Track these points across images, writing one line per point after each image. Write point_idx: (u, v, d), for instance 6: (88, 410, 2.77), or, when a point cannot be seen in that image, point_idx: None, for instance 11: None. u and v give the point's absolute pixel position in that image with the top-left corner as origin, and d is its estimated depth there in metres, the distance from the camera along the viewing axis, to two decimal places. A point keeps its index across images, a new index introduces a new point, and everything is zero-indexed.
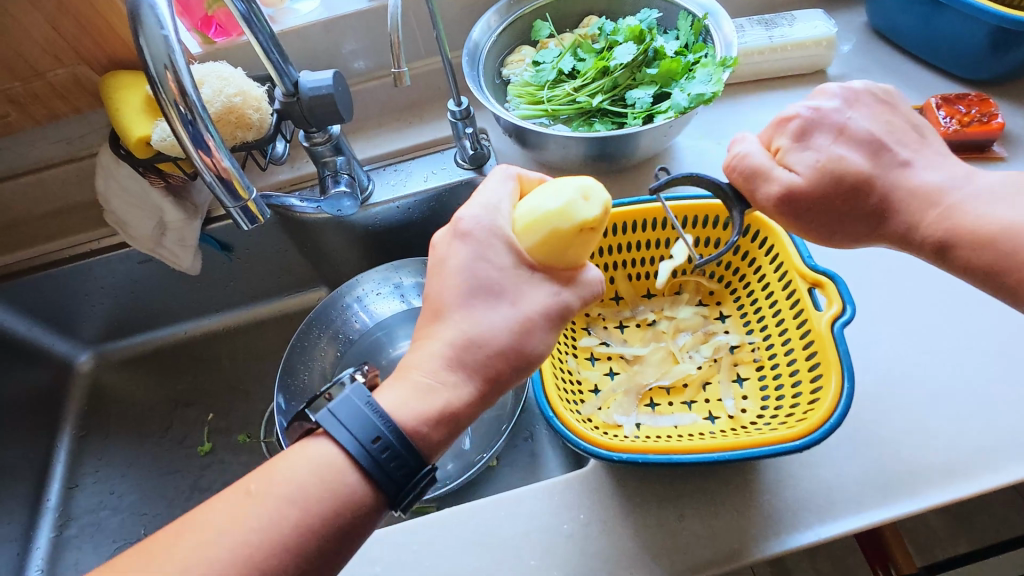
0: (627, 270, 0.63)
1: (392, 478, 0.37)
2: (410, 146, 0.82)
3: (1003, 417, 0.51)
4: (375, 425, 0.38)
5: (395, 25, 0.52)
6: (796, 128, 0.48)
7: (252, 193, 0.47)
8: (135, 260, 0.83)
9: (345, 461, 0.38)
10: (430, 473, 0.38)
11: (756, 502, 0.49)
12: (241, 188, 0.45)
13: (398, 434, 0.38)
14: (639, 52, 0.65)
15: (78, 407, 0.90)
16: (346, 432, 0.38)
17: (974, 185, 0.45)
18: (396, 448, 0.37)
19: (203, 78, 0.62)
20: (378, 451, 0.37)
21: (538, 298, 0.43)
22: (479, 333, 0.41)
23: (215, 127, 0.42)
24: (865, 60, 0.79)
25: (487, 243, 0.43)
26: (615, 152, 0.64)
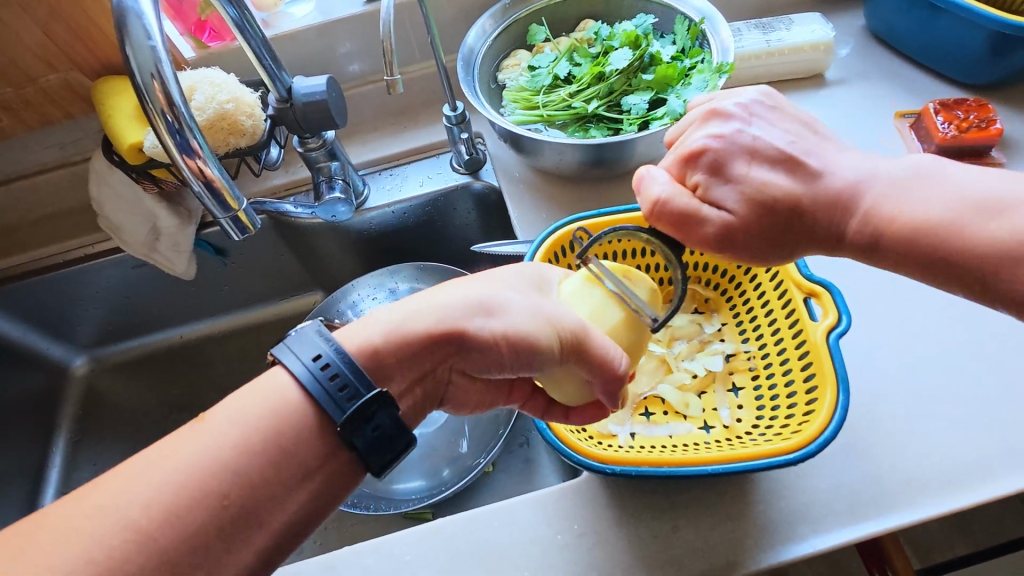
0: None
1: (351, 417, 0.35)
2: (406, 150, 0.82)
3: (999, 428, 0.51)
4: (344, 371, 0.36)
5: (387, 30, 0.51)
6: (707, 163, 0.47)
7: (243, 203, 0.46)
8: (130, 265, 0.83)
9: (301, 396, 0.36)
10: (393, 414, 0.36)
11: (752, 514, 0.49)
12: (230, 198, 0.44)
13: (349, 364, 0.36)
14: (634, 57, 0.64)
15: (73, 411, 0.90)
16: (310, 372, 0.36)
17: (880, 178, 0.44)
18: (349, 379, 0.36)
19: (195, 84, 0.62)
20: (345, 398, 0.35)
21: (573, 315, 0.42)
22: (502, 312, 0.41)
23: (204, 137, 0.41)
24: (863, 63, 0.78)
25: (532, 274, 0.46)
26: (611, 158, 0.63)
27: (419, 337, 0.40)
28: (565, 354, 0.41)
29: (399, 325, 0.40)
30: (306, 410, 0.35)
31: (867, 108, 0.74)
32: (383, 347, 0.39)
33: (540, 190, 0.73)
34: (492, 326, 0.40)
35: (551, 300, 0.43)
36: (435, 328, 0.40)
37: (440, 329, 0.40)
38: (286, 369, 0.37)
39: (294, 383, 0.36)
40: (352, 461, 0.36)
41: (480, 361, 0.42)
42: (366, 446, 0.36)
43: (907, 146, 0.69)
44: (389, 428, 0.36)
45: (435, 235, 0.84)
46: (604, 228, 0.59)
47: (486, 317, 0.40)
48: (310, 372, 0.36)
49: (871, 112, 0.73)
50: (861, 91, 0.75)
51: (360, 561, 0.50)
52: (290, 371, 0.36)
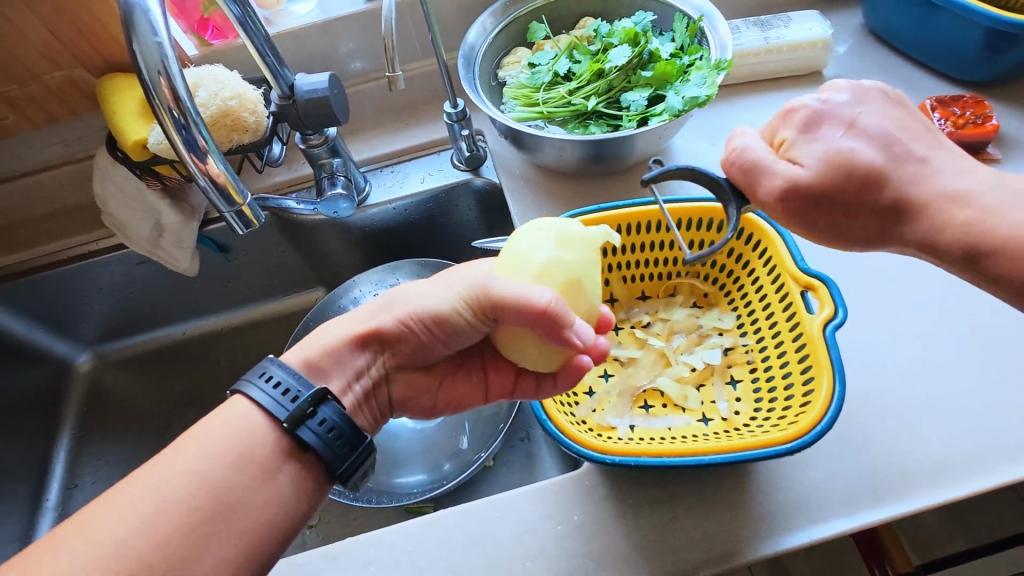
0: (624, 272, 0.64)
1: (297, 418, 0.40)
2: (408, 147, 0.82)
3: (994, 421, 0.51)
4: (289, 381, 0.41)
5: (389, 27, 0.51)
6: (800, 120, 0.48)
7: (247, 198, 0.46)
8: (134, 261, 0.84)
9: (257, 412, 0.40)
10: (335, 406, 0.41)
11: (748, 505, 0.49)
12: (235, 193, 0.44)
13: (287, 372, 0.41)
14: (634, 54, 0.65)
15: (76, 408, 0.91)
16: (270, 397, 0.40)
17: (991, 186, 0.42)
18: (292, 385, 0.40)
19: (199, 80, 0.62)
20: (291, 402, 0.40)
21: (475, 278, 0.45)
22: (410, 299, 0.46)
23: (209, 132, 0.41)
24: (862, 60, 0.79)
25: (448, 271, 0.51)
26: (611, 153, 0.64)
27: (343, 341, 0.45)
28: (480, 314, 0.45)
29: (322, 335, 0.46)
30: (272, 431, 0.40)
31: None
32: (316, 357, 0.44)
33: (541, 187, 0.74)
34: (404, 312, 0.46)
35: (466, 271, 0.47)
36: (354, 333, 0.46)
37: (362, 331, 0.46)
38: (246, 399, 0.40)
39: (256, 410, 0.40)
40: (315, 467, 0.41)
41: (410, 342, 0.47)
42: (322, 445, 0.40)
43: None
44: (346, 432, 0.40)
45: (436, 232, 0.85)
46: (603, 223, 0.60)
47: (399, 307, 0.46)
48: (270, 397, 0.40)
49: None
50: None
51: (363, 552, 0.51)
52: (250, 399, 0.40)
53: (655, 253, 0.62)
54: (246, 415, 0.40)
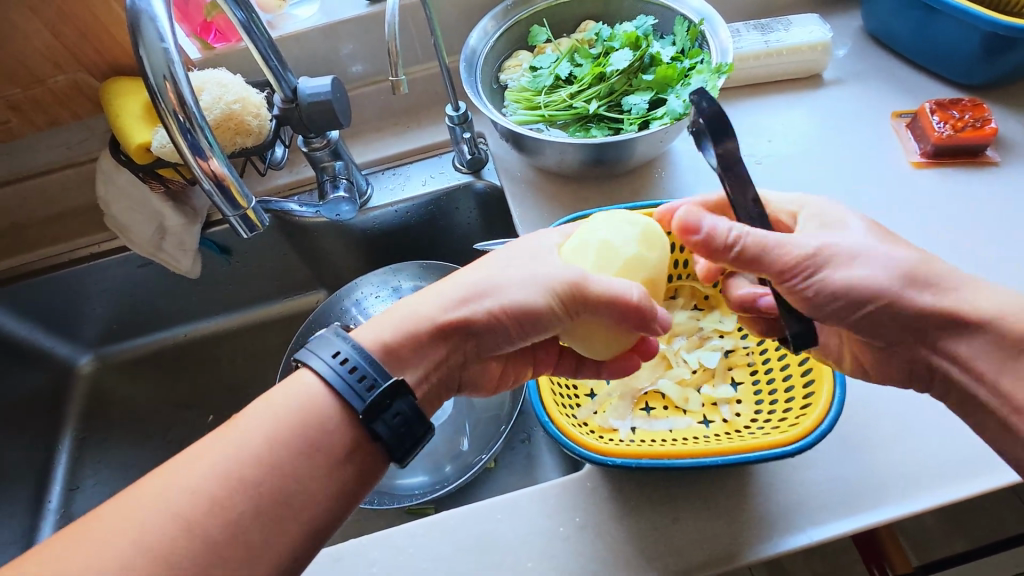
0: None
1: (369, 405, 0.38)
2: (407, 150, 0.83)
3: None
4: (362, 364, 0.39)
5: (392, 32, 0.51)
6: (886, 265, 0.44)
7: (252, 202, 0.46)
8: (136, 264, 0.84)
9: (321, 392, 0.39)
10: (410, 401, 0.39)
11: (748, 506, 0.50)
12: (240, 196, 0.44)
13: (365, 357, 0.39)
14: (635, 57, 0.64)
15: (78, 410, 0.91)
16: (336, 372, 0.39)
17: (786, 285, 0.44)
18: (368, 371, 0.39)
19: (202, 84, 0.62)
20: (364, 389, 0.38)
21: (570, 270, 0.43)
22: (494, 289, 0.43)
23: (214, 137, 0.41)
24: (861, 64, 0.79)
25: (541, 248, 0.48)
26: (611, 157, 0.65)
27: (425, 328, 0.42)
28: (569, 310, 0.44)
29: (406, 319, 0.43)
30: (337, 412, 0.38)
31: (863, 109, 0.75)
32: (392, 342, 0.41)
33: (542, 190, 0.74)
34: (489, 303, 0.43)
35: (543, 261, 0.45)
36: (437, 320, 0.43)
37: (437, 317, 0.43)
38: (310, 371, 0.39)
39: (320, 383, 0.39)
40: (375, 454, 0.39)
41: (496, 336, 0.44)
42: (389, 434, 0.39)
43: (903, 145, 0.70)
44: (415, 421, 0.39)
45: (436, 234, 0.86)
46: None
47: (476, 295, 0.43)
48: (336, 372, 0.39)
49: (867, 112, 0.74)
50: (857, 93, 0.77)
51: (365, 554, 0.51)
52: (317, 372, 0.39)
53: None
54: (307, 387, 0.39)
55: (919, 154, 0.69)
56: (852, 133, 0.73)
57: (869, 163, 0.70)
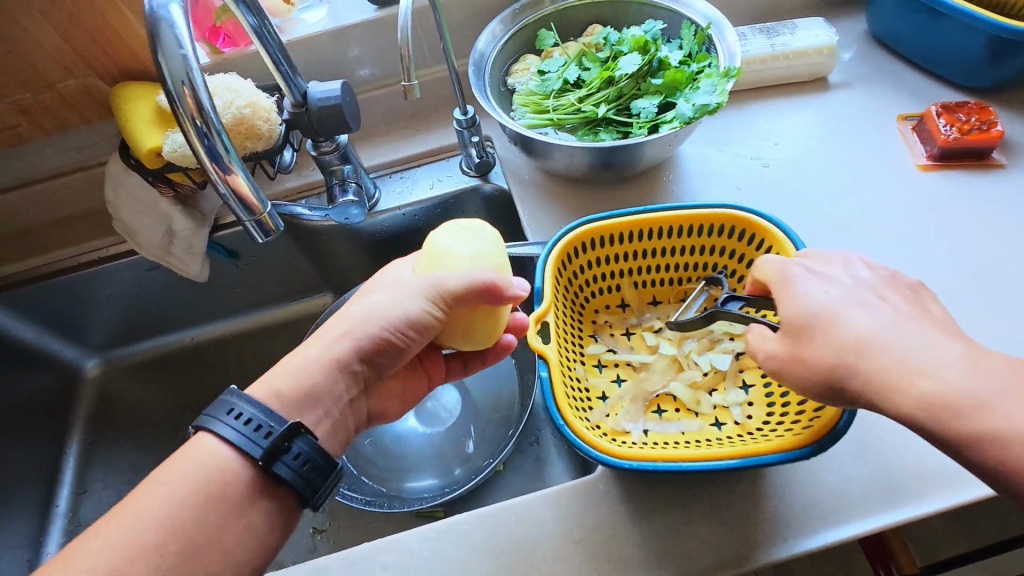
0: (634, 278, 0.64)
1: (269, 451, 0.40)
2: (415, 154, 0.83)
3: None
4: (262, 418, 0.41)
5: (405, 37, 0.51)
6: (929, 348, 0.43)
7: (268, 207, 0.46)
8: (144, 267, 0.84)
9: (228, 450, 0.40)
10: (308, 435, 0.41)
11: (762, 508, 0.50)
12: (256, 202, 0.44)
13: (260, 408, 0.41)
14: (644, 62, 0.64)
15: (85, 414, 0.91)
16: (238, 432, 0.40)
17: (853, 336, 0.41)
18: (266, 421, 0.41)
19: (214, 89, 0.62)
20: (266, 440, 0.40)
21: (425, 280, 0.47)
22: (365, 320, 0.47)
23: (231, 142, 0.41)
24: (867, 66, 0.80)
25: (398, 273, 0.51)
26: (620, 160, 0.65)
27: (319, 372, 0.45)
28: (449, 310, 0.47)
29: (295, 369, 0.45)
30: (244, 467, 0.40)
31: (870, 112, 0.75)
32: (290, 391, 0.44)
33: (550, 193, 0.74)
34: (367, 330, 0.46)
35: (399, 280, 0.49)
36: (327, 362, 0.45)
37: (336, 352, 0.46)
38: (213, 434, 0.41)
39: (226, 445, 0.40)
40: (287, 495, 0.42)
41: (391, 355, 0.48)
42: (295, 476, 0.41)
43: (910, 147, 0.71)
44: (321, 459, 0.42)
45: None
46: (615, 230, 0.60)
47: (359, 328, 0.46)
48: (240, 433, 0.40)
49: (874, 115, 0.75)
50: (863, 95, 0.77)
51: (379, 558, 0.51)
52: (219, 437, 0.40)
53: (666, 259, 0.63)
54: (213, 451, 0.40)
55: (925, 156, 0.69)
56: (859, 136, 0.73)
57: (876, 165, 0.71)
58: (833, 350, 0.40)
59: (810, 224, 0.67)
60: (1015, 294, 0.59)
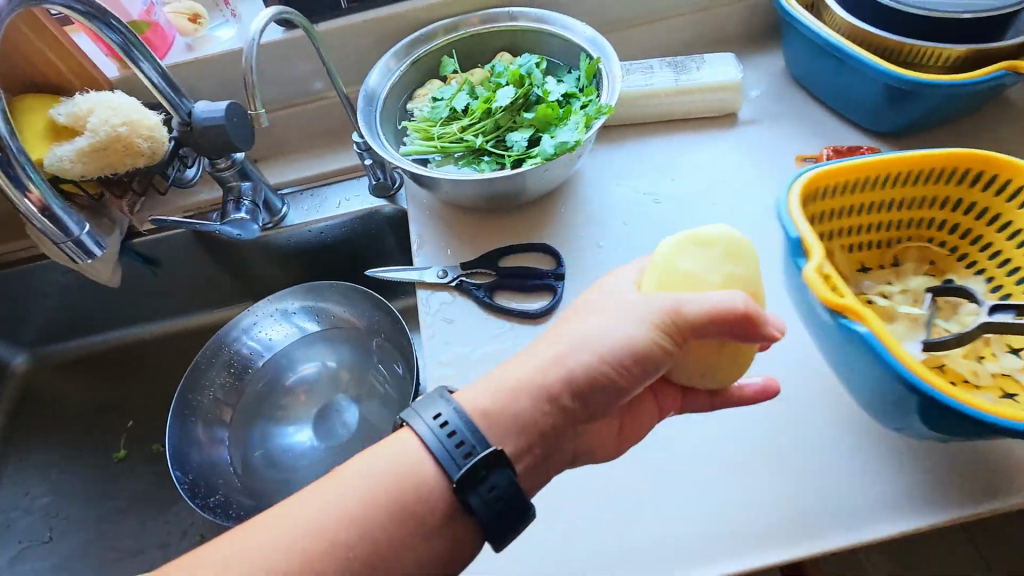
0: (845, 241, 0.64)
1: (466, 471, 0.39)
2: (327, 172, 0.84)
3: (825, 482, 0.52)
4: (460, 429, 0.40)
5: (249, 61, 0.56)
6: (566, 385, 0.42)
7: (85, 232, 0.49)
8: (63, 270, 0.88)
9: (424, 453, 0.40)
10: (507, 474, 0.39)
11: (575, 555, 0.51)
12: (65, 227, 0.47)
13: (466, 424, 0.40)
14: (518, 95, 0.66)
15: (7, 408, 0.94)
16: (439, 440, 0.40)
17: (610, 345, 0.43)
18: (464, 435, 0.39)
19: (93, 106, 0.63)
20: (460, 456, 0.39)
21: (660, 298, 0.42)
22: (582, 343, 0.42)
23: (35, 170, 0.44)
24: (779, 102, 0.78)
25: (618, 289, 0.48)
26: (499, 191, 0.65)
27: (527, 397, 0.41)
28: (679, 338, 0.42)
29: (503, 384, 0.42)
30: (441, 481, 0.39)
31: (772, 150, 0.74)
32: (493, 408, 0.41)
33: (444, 217, 0.75)
34: (583, 358, 0.41)
35: (631, 296, 0.45)
36: (536, 377, 0.42)
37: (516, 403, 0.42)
38: (412, 433, 0.41)
39: (421, 446, 0.40)
40: (474, 529, 0.40)
41: (602, 391, 0.42)
42: (482, 506, 0.38)
43: None
44: (507, 498, 0.39)
45: (355, 255, 0.87)
46: (865, 171, 0.59)
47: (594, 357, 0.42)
48: (435, 436, 0.40)
49: (776, 154, 0.74)
50: (769, 133, 0.76)
51: None
52: (416, 434, 0.40)
53: (892, 215, 0.63)
54: (412, 451, 0.40)
55: None
56: (758, 178, 0.72)
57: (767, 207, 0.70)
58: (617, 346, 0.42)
59: None
60: None
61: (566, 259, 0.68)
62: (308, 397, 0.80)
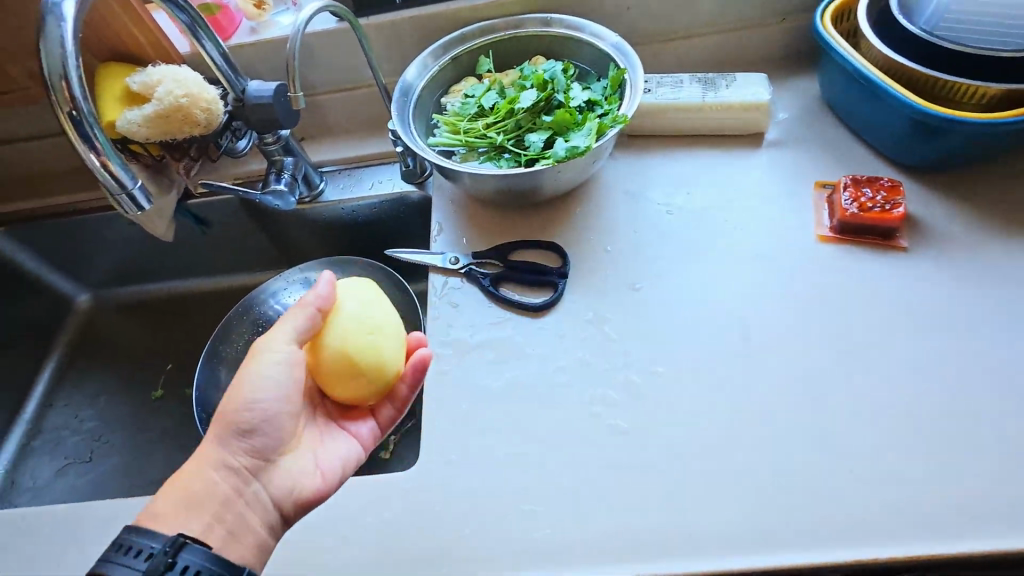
0: None
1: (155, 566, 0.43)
2: (366, 154, 0.90)
3: (787, 500, 0.54)
4: (145, 545, 0.45)
5: (293, 50, 0.62)
6: (240, 431, 0.51)
7: (138, 185, 0.54)
8: (128, 222, 0.98)
9: None
10: (184, 544, 0.45)
11: (539, 535, 0.54)
12: (120, 179, 0.53)
13: (149, 540, 0.45)
14: (541, 98, 0.69)
15: (69, 338, 1.05)
16: (132, 566, 0.43)
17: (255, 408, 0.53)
18: (151, 548, 0.44)
19: (162, 77, 0.71)
20: (144, 561, 0.44)
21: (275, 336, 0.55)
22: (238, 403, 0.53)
23: (100, 127, 0.51)
24: (808, 126, 0.78)
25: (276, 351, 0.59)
26: (513, 189, 0.69)
27: (212, 454, 0.51)
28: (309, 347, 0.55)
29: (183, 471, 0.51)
30: None
31: (792, 173, 0.74)
32: (189, 493, 0.49)
33: (465, 207, 0.79)
34: (243, 407, 0.52)
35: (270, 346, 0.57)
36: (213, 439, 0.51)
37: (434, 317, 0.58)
38: None
39: None
40: None
41: (258, 428, 0.52)
42: None
43: (817, 215, 0.70)
44: (209, 570, 0.44)
45: (383, 234, 0.93)
46: None
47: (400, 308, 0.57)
48: (133, 568, 0.43)
49: (796, 177, 0.74)
50: (792, 156, 0.76)
51: None
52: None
53: None
54: None
55: (828, 226, 0.69)
56: (774, 199, 0.73)
57: (779, 228, 0.70)
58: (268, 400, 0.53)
59: (691, 278, 0.68)
60: (858, 381, 0.59)
61: (572, 258, 0.71)
62: None
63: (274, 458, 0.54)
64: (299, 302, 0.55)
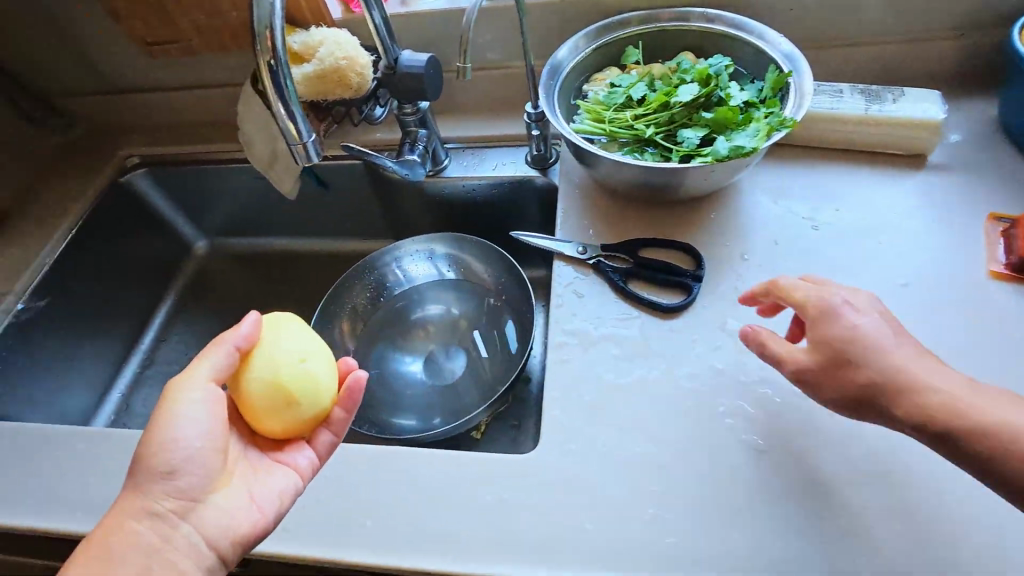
0: None
1: None
2: (492, 135, 0.90)
3: (945, 552, 0.49)
4: None
5: (468, 23, 0.62)
6: (159, 473, 0.48)
7: (310, 139, 0.58)
8: (256, 177, 1.02)
9: None
10: None
11: (663, 541, 0.52)
12: (299, 133, 0.56)
13: None
14: (701, 94, 0.66)
15: (186, 279, 1.11)
16: None
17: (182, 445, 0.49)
18: None
19: (324, 40, 0.73)
20: None
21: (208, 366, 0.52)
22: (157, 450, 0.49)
23: (292, 82, 0.53)
24: (981, 153, 0.72)
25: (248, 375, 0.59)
26: (658, 183, 0.67)
27: (130, 509, 0.48)
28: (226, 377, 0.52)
29: (107, 524, 0.48)
30: None
31: (960, 201, 0.68)
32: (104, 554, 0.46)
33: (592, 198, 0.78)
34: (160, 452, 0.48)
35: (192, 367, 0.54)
36: (130, 490, 0.48)
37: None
38: None
39: None
40: None
41: (178, 471, 0.48)
42: None
43: (988, 249, 0.64)
44: None
45: (495, 217, 0.93)
46: None
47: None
48: None
49: (964, 206, 0.68)
50: (961, 183, 0.70)
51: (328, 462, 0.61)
52: None
53: None
54: None
55: (1002, 263, 0.63)
56: (937, 227, 0.67)
57: (943, 258, 0.65)
58: (191, 445, 0.49)
59: None
60: None
61: (707, 262, 0.68)
62: (427, 334, 0.87)
63: (202, 497, 0.50)
64: (218, 339, 0.53)
